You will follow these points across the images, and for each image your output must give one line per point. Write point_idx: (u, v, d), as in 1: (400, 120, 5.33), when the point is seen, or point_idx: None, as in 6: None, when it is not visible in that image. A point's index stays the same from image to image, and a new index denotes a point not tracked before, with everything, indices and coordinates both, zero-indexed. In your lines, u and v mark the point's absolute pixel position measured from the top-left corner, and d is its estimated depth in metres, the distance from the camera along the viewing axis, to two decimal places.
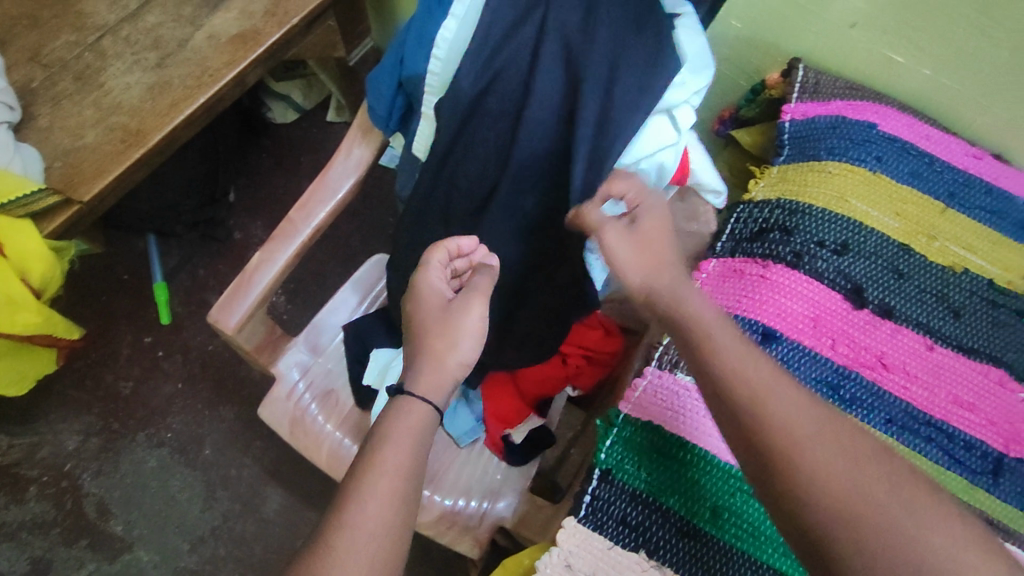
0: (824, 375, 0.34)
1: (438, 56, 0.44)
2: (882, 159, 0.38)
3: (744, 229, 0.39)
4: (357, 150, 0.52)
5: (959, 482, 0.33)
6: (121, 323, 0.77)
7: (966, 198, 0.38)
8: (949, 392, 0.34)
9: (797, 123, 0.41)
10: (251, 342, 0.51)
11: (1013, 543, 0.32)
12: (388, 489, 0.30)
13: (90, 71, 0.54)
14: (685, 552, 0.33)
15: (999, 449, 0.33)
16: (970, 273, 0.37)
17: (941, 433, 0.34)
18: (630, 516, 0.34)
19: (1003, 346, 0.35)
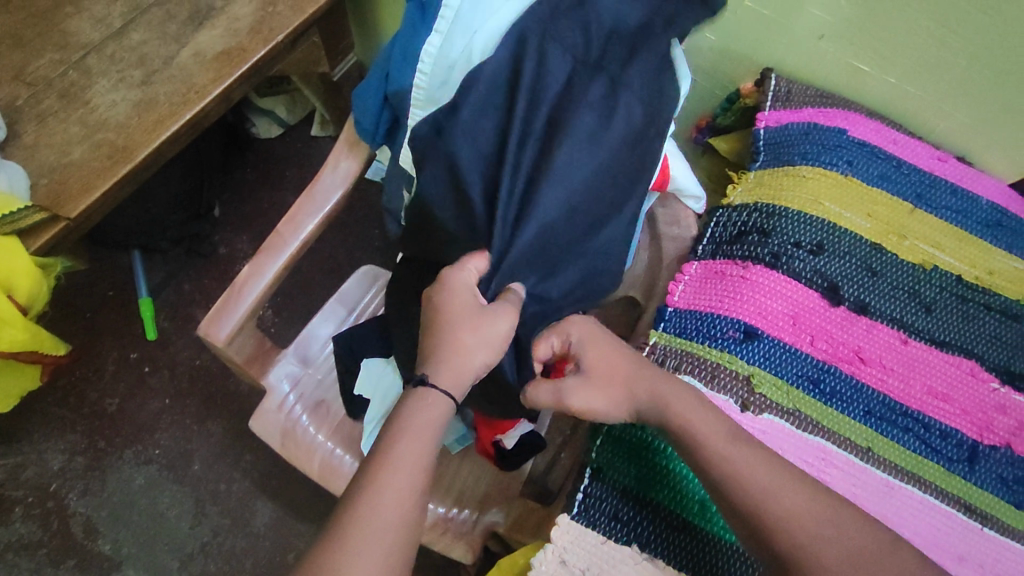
0: (804, 371, 0.34)
1: (424, 70, 0.39)
2: (853, 163, 0.38)
3: (724, 232, 0.38)
4: (343, 163, 0.49)
5: (935, 469, 0.33)
6: (107, 340, 0.77)
7: (932, 198, 0.38)
8: (924, 384, 0.34)
9: (771, 131, 0.40)
10: (241, 355, 0.48)
11: (987, 526, 0.32)
12: (403, 485, 0.29)
13: (76, 89, 0.51)
14: (679, 546, 0.30)
15: (973, 437, 0.33)
16: (940, 269, 0.36)
17: (917, 423, 0.33)
18: (623, 512, 0.31)
19: (973, 338, 0.35)
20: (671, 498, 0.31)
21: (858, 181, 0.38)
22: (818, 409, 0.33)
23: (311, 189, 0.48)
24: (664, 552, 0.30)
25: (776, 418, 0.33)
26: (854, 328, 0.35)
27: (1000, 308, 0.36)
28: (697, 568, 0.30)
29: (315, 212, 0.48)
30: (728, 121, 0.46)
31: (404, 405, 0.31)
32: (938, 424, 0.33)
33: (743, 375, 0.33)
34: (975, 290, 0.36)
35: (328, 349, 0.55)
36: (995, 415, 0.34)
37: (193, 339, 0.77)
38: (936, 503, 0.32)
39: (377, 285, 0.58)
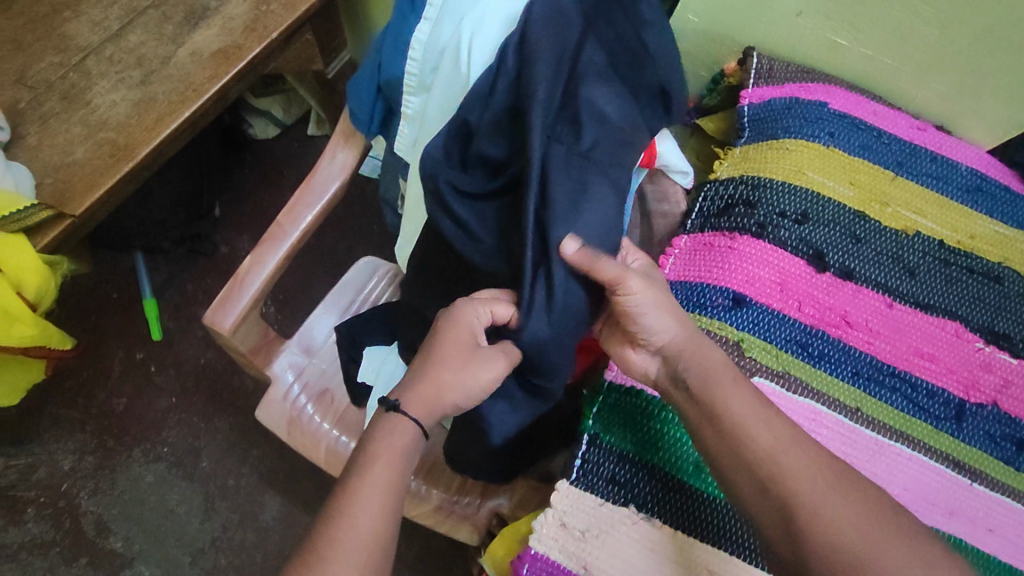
0: (791, 335, 0.35)
1: (416, 57, 0.40)
2: (835, 134, 0.39)
3: (711, 206, 0.39)
4: (340, 154, 0.50)
5: (922, 427, 0.34)
6: (112, 341, 0.78)
7: (912, 166, 0.39)
8: (910, 344, 0.35)
9: (755, 107, 0.41)
10: (245, 344, 0.49)
11: (975, 481, 0.33)
12: (379, 502, 0.30)
13: (76, 91, 0.52)
14: (674, 506, 0.31)
15: (959, 395, 0.34)
16: (922, 234, 0.37)
17: (905, 383, 0.34)
18: (619, 474, 0.32)
19: (957, 300, 0.36)
20: (666, 461, 0.32)
21: (839, 151, 0.39)
22: (806, 370, 0.34)
23: (309, 180, 0.49)
24: (659, 512, 0.31)
25: (767, 381, 0.34)
26: (840, 294, 0.36)
27: (982, 269, 0.37)
28: (690, 527, 0.31)
29: (314, 203, 0.49)
30: (714, 101, 0.47)
31: (376, 430, 0.32)
32: (925, 382, 0.34)
33: (732, 340, 0.35)
34: (956, 254, 0.37)
35: (331, 338, 0.56)
36: (979, 373, 0.35)
37: (197, 338, 0.78)
38: (923, 459, 0.33)
39: (379, 275, 0.59)
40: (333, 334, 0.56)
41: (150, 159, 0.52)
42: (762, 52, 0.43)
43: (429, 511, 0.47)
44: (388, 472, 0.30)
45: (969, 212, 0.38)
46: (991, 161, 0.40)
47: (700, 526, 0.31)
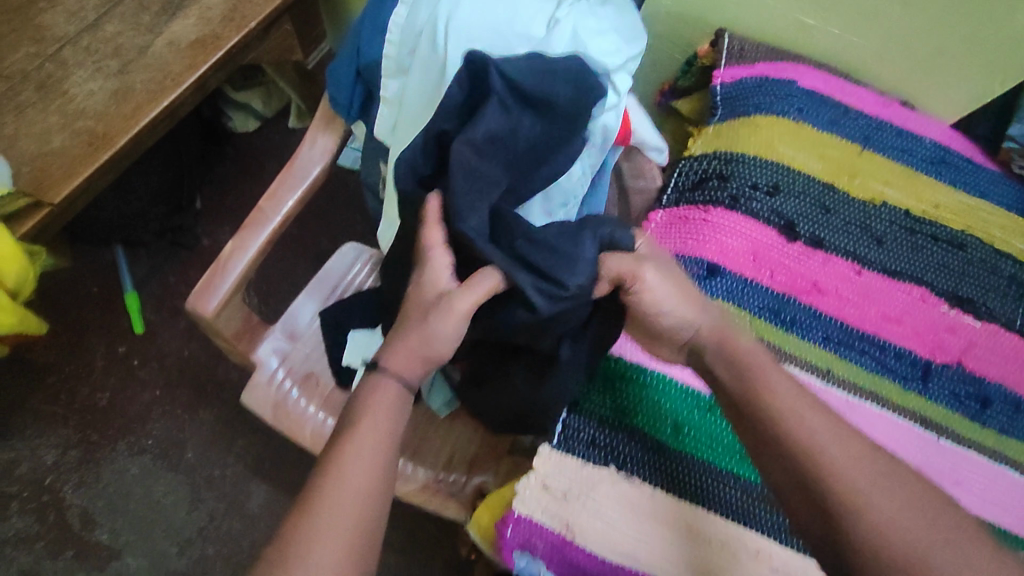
0: (764, 302, 0.36)
1: (393, 39, 0.41)
2: (803, 110, 0.40)
3: (687, 181, 0.40)
4: (321, 140, 0.50)
5: (890, 386, 0.35)
6: (94, 336, 0.78)
7: (879, 140, 0.40)
8: (878, 309, 0.36)
9: (727, 87, 0.42)
10: (229, 329, 0.49)
11: (942, 436, 0.35)
12: (371, 460, 0.28)
13: (53, 80, 0.52)
14: (654, 466, 0.32)
15: (926, 356, 0.36)
16: (889, 205, 0.39)
17: (873, 346, 0.36)
18: (601, 438, 0.33)
19: (924, 267, 0.38)
20: (645, 423, 0.33)
21: (808, 126, 0.40)
22: (779, 335, 0.36)
23: (291, 166, 0.49)
24: (639, 472, 0.32)
25: None
26: (810, 262, 0.37)
27: (946, 236, 0.38)
28: (670, 485, 0.32)
29: (298, 188, 0.49)
30: (689, 82, 0.47)
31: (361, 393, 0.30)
32: (892, 344, 0.36)
33: None
34: (921, 222, 0.39)
35: (313, 323, 0.57)
36: (944, 335, 0.36)
37: (180, 330, 0.78)
38: (892, 417, 0.35)
39: (363, 260, 0.59)
40: (316, 319, 0.57)
41: (130, 148, 0.52)
42: (734, 33, 0.44)
43: (417, 490, 0.48)
44: (379, 430, 0.29)
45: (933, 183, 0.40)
46: (953, 134, 0.41)
47: (678, 483, 0.32)
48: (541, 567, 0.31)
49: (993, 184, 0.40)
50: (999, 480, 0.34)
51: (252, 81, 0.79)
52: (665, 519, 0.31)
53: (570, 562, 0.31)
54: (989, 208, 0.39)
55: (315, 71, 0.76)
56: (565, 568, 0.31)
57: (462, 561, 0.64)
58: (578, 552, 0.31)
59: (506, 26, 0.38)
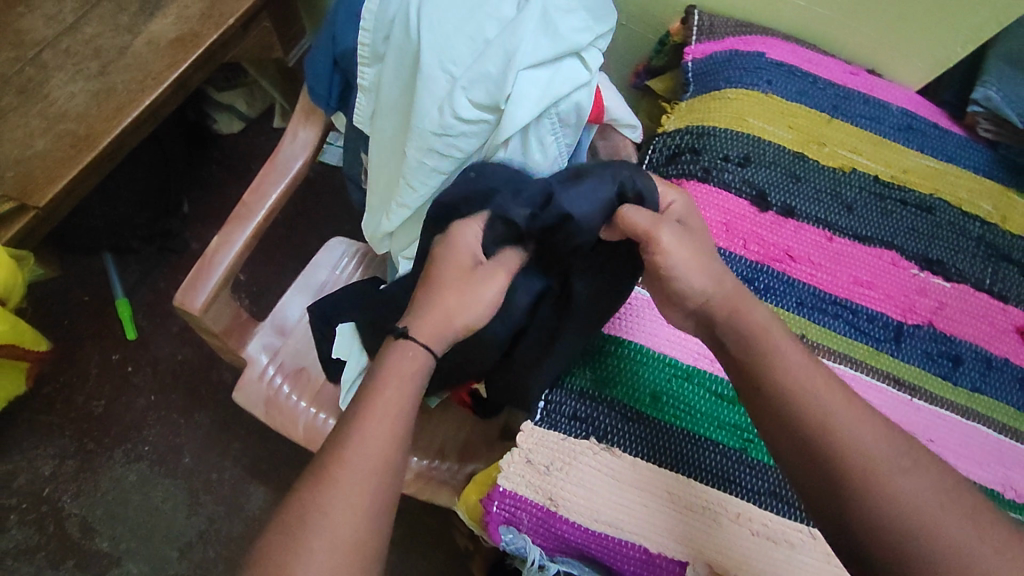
0: (739, 272, 0.36)
1: (366, 26, 0.41)
2: (773, 82, 0.41)
3: (660, 157, 0.41)
4: (302, 132, 0.50)
5: (864, 349, 0.36)
6: (86, 344, 0.78)
7: (847, 109, 0.41)
8: (850, 274, 0.37)
9: (698, 62, 0.43)
10: (218, 325, 0.50)
11: (917, 396, 0.35)
12: (388, 430, 0.29)
13: (33, 84, 0.52)
14: (635, 436, 0.32)
15: (898, 318, 0.36)
16: (858, 171, 0.39)
17: (846, 310, 0.36)
18: (581, 411, 0.33)
19: (893, 232, 0.38)
20: (624, 394, 0.33)
21: (778, 97, 0.40)
22: None
23: (274, 161, 0.50)
24: (620, 443, 0.32)
25: None
26: (782, 232, 0.37)
27: (915, 201, 0.39)
28: (650, 455, 0.32)
29: (281, 183, 0.49)
30: (662, 61, 0.48)
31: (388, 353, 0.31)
32: (865, 309, 0.36)
33: None
34: (891, 189, 0.39)
35: (300, 319, 0.57)
36: (915, 297, 0.37)
37: (173, 336, 0.78)
38: (867, 379, 0.35)
39: (350, 254, 0.59)
40: (303, 316, 0.57)
41: (113, 148, 0.53)
42: (703, 10, 0.45)
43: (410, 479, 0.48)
44: (396, 398, 0.29)
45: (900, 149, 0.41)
46: (919, 102, 0.42)
47: (658, 452, 0.32)
48: (525, 540, 0.31)
49: (960, 147, 0.41)
50: (976, 437, 0.35)
51: (234, 82, 0.80)
52: (649, 489, 0.31)
53: (555, 534, 0.31)
54: (955, 172, 0.40)
55: (296, 70, 0.77)
56: (549, 540, 0.31)
57: (461, 550, 0.64)
58: (564, 523, 0.31)
59: (477, 9, 0.39)
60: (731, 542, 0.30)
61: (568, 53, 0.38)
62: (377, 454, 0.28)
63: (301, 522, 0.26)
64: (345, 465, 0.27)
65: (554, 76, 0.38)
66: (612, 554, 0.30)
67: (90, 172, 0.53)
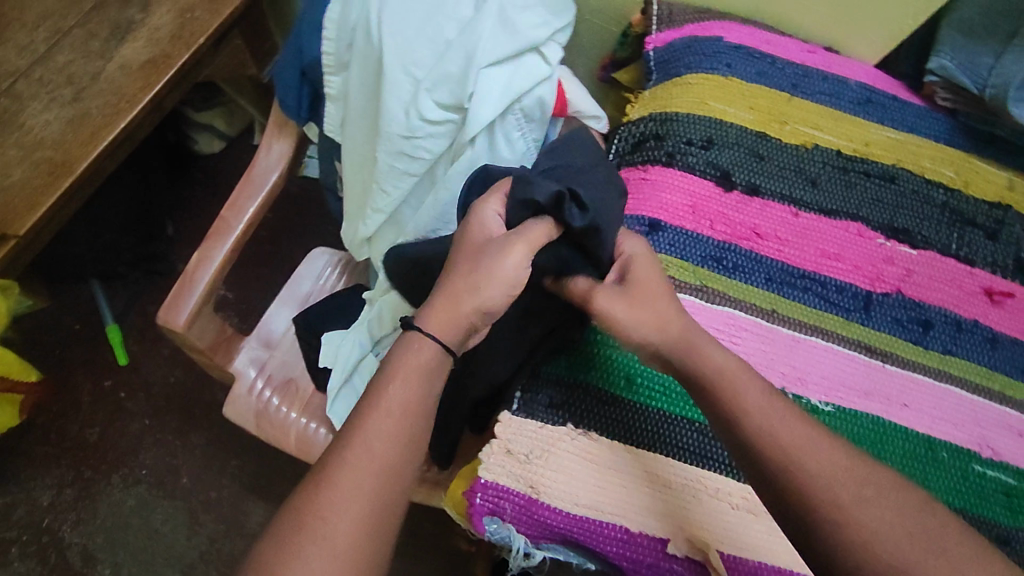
0: (706, 252, 0.37)
1: (330, 36, 0.42)
2: (732, 65, 0.41)
3: (625, 145, 0.41)
4: (277, 145, 0.51)
5: (835, 320, 0.36)
6: (78, 372, 0.78)
7: (807, 87, 0.41)
8: (817, 247, 0.37)
9: (659, 51, 0.44)
10: (203, 341, 0.50)
11: (890, 363, 0.35)
12: (394, 428, 0.29)
13: (8, 115, 0.53)
14: (612, 419, 0.32)
15: (867, 288, 0.37)
16: (821, 146, 0.40)
17: (815, 282, 0.37)
18: (557, 397, 0.33)
19: (859, 203, 0.39)
20: (598, 379, 0.33)
21: (738, 78, 0.41)
22: (723, 282, 0.36)
23: (249, 175, 0.50)
24: (597, 428, 0.32)
25: (686, 295, 0.36)
26: (747, 211, 0.38)
27: (878, 171, 0.40)
28: (628, 436, 0.32)
29: (258, 195, 0.50)
30: (626, 52, 0.49)
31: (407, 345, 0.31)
32: (833, 281, 0.37)
33: None
34: (855, 161, 0.40)
35: (287, 330, 0.57)
36: (884, 266, 0.37)
37: (165, 358, 0.79)
38: (840, 349, 0.36)
39: (334, 264, 0.60)
40: (289, 327, 0.57)
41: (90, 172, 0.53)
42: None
43: None
44: (405, 404, 0.29)
45: (862, 122, 0.41)
46: (878, 75, 0.43)
47: (636, 435, 0.32)
48: (507, 528, 0.31)
49: (921, 117, 0.42)
50: (951, 401, 0.35)
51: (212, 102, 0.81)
52: (628, 472, 0.31)
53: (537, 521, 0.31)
54: (917, 140, 0.41)
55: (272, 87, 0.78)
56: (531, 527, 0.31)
57: (462, 553, 0.65)
58: (545, 509, 0.31)
59: (434, 11, 0.39)
60: (710, 517, 0.31)
61: (527, 49, 0.39)
62: (387, 457, 0.28)
63: (301, 525, 0.27)
64: (347, 470, 0.28)
65: (515, 72, 0.39)
66: (596, 538, 0.31)
67: (68, 197, 0.53)
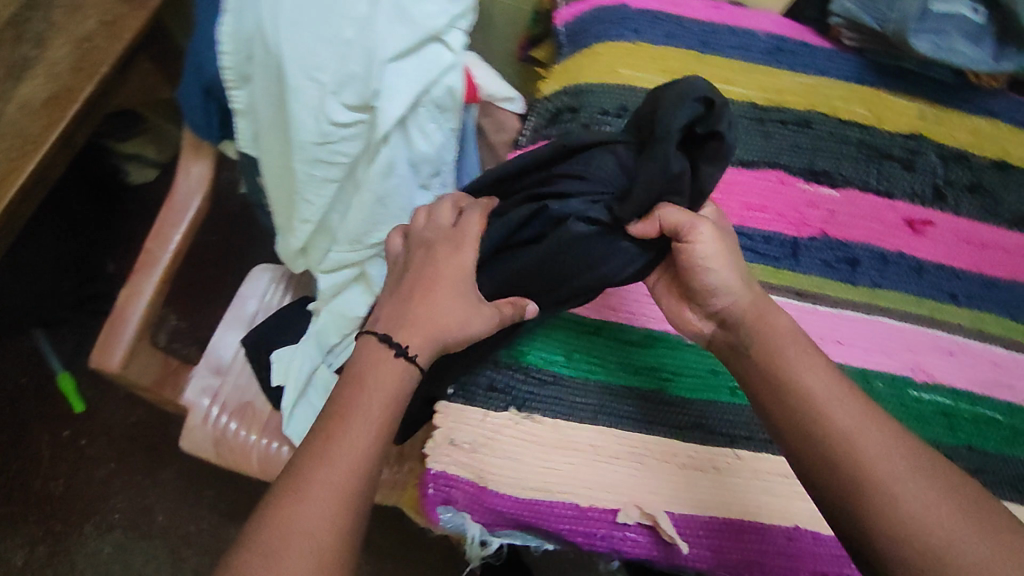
0: None
1: (225, 51, 0.39)
2: (639, 29, 0.41)
3: (540, 121, 0.40)
4: (195, 167, 0.49)
5: (765, 269, 0.37)
6: (33, 426, 0.75)
7: (715, 43, 0.41)
8: (741, 200, 0.38)
9: (568, 24, 0.43)
10: (147, 378, 0.48)
11: (820, 304, 0.36)
12: (364, 438, 0.28)
13: None
14: (555, 396, 0.32)
15: (792, 235, 0.38)
16: (735, 100, 0.40)
17: (743, 236, 0.37)
18: (498, 381, 0.32)
19: (777, 151, 0.39)
20: (539, 358, 0.33)
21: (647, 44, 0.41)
22: None
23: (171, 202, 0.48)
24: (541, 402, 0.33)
25: None
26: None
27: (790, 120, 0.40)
28: (573, 412, 0.32)
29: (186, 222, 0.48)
30: (540, 29, 0.49)
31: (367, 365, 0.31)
32: (762, 231, 0.37)
33: None
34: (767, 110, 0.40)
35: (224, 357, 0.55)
36: (806, 212, 0.38)
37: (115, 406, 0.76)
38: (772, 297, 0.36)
39: (275, 280, 0.58)
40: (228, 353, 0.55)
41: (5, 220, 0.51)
42: None
43: None
44: (371, 413, 0.29)
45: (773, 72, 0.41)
46: (785, 24, 0.43)
47: (582, 408, 0.32)
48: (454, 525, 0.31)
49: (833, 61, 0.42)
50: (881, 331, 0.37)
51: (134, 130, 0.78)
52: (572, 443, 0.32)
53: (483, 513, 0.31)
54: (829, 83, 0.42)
55: None
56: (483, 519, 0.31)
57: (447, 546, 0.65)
58: (494, 497, 0.31)
59: (329, 9, 0.37)
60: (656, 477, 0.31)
61: (429, 38, 0.39)
62: (358, 466, 0.28)
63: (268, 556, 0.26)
64: (313, 492, 0.27)
65: (418, 65, 0.39)
66: (547, 519, 0.31)
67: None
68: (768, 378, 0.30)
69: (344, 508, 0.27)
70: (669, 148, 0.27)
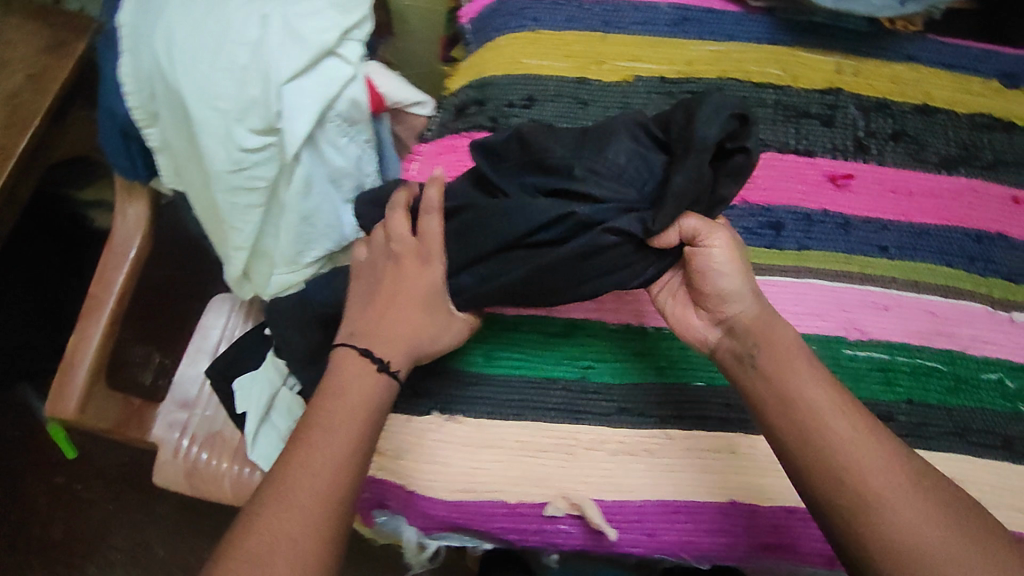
0: None
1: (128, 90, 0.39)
2: (538, 17, 0.41)
3: (447, 116, 0.41)
4: (130, 209, 0.50)
5: None
6: (26, 475, 0.76)
7: (618, 21, 0.41)
8: None
9: (473, 21, 0.44)
10: (106, 419, 0.51)
11: None
12: (340, 444, 0.29)
13: None
14: (480, 396, 0.33)
15: None
16: (641, 76, 0.40)
17: None
18: (422, 388, 0.34)
19: None
20: (464, 360, 0.34)
21: (556, 32, 0.41)
22: None
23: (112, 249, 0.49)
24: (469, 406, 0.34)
25: None
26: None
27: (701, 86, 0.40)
28: (500, 410, 0.33)
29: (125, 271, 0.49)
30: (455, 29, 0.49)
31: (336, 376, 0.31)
32: None
33: None
34: (676, 83, 0.40)
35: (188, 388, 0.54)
36: None
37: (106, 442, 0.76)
38: None
39: (234, 307, 0.57)
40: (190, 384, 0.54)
41: None
42: None
43: None
44: (346, 418, 0.30)
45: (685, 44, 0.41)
46: None
47: (509, 408, 0.33)
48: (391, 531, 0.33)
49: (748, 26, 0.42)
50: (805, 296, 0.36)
51: None
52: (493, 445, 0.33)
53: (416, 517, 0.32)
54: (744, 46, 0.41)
55: None
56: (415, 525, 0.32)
57: None
58: (424, 500, 0.32)
59: (221, 39, 0.38)
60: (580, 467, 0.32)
61: (322, 54, 0.39)
62: (335, 468, 0.28)
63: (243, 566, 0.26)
64: (291, 498, 0.27)
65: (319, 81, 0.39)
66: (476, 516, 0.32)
67: None
68: (765, 384, 0.30)
69: (318, 512, 0.27)
70: (704, 160, 0.28)
